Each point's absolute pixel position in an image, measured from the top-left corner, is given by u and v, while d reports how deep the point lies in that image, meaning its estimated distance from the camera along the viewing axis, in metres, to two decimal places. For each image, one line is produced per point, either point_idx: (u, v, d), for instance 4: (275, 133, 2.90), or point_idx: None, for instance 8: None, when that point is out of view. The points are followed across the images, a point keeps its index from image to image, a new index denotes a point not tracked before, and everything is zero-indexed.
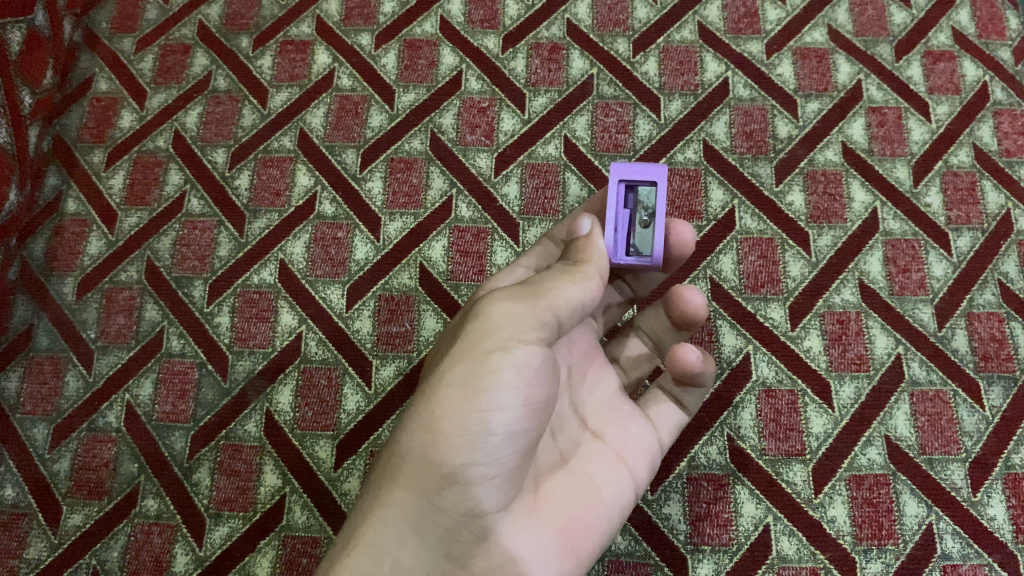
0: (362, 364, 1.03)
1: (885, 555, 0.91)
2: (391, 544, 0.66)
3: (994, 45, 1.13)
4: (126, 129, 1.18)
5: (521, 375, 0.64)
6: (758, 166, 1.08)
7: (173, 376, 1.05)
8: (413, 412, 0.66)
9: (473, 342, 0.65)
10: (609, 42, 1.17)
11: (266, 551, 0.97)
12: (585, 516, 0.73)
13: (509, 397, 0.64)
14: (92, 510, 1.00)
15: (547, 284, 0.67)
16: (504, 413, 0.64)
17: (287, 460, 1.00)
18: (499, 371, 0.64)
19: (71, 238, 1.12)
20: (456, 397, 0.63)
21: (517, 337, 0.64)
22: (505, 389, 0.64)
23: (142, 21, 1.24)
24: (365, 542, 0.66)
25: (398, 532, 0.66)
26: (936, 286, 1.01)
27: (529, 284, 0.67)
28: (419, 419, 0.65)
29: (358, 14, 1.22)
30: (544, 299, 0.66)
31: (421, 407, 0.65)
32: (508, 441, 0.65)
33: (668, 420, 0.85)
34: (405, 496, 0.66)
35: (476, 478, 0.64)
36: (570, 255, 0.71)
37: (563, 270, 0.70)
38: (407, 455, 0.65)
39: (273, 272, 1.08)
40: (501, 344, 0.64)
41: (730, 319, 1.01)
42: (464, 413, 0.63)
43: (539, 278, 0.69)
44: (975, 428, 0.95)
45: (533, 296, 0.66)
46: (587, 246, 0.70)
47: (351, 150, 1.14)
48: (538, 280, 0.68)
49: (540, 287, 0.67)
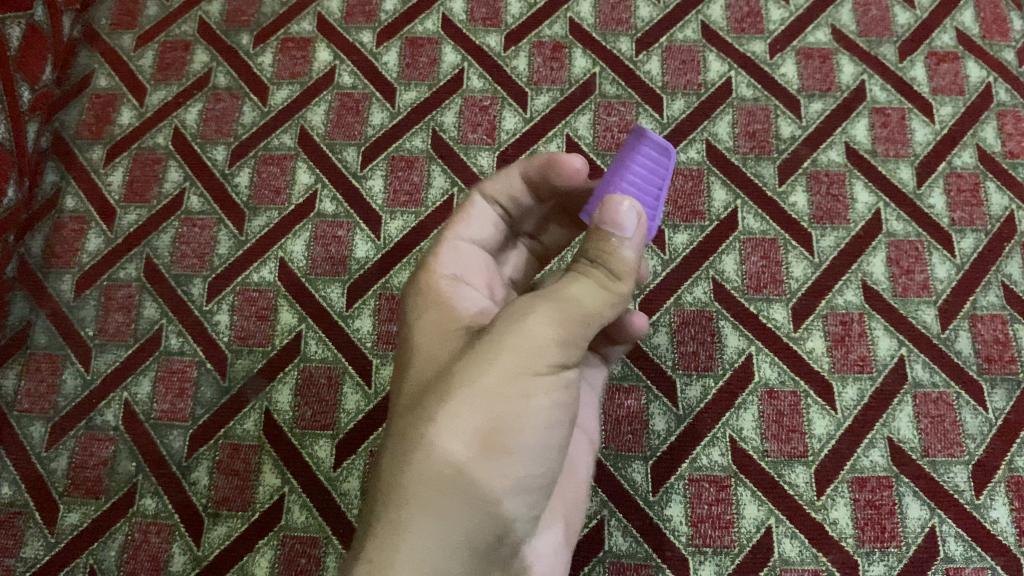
0: (362, 363, 1.02)
1: (887, 558, 0.91)
2: (430, 561, 0.56)
3: (998, 46, 1.12)
4: (125, 126, 1.18)
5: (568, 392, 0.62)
6: (761, 166, 1.07)
7: (171, 375, 1.04)
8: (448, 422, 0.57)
9: (527, 356, 0.58)
10: (612, 41, 1.16)
11: (264, 551, 0.96)
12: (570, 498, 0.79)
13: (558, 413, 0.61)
14: (89, 509, 1.00)
15: (592, 304, 0.61)
16: (555, 423, 0.61)
17: (286, 460, 0.99)
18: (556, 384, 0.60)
19: (70, 235, 1.12)
20: (507, 410, 0.58)
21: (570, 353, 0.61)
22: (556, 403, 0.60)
23: (142, 17, 1.24)
24: (400, 560, 0.55)
25: (438, 557, 0.56)
26: (939, 287, 1.01)
27: (562, 292, 0.61)
28: (462, 432, 0.57)
29: (359, 12, 1.21)
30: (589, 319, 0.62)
31: (463, 420, 0.57)
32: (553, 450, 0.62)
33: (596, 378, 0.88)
34: (445, 512, 0.56)
35: (525, 487, 0.60)
36: (589, 256, 0.62)
37: (603, 285, 0.62)
38: (450, 471, 0.57)
39: (273, 270, 1.08)
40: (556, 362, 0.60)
41: (732, 320, 1.00)
42: (518, 428, 0.58)
43: (568, 283, 0.62)
44: (978, 430, 0.95)
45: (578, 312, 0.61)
46: (615, 252, 0.61)
47: (351, 148, 1.13)
48: (570, 294, 0.61)
49: (582, 301, 0.61)
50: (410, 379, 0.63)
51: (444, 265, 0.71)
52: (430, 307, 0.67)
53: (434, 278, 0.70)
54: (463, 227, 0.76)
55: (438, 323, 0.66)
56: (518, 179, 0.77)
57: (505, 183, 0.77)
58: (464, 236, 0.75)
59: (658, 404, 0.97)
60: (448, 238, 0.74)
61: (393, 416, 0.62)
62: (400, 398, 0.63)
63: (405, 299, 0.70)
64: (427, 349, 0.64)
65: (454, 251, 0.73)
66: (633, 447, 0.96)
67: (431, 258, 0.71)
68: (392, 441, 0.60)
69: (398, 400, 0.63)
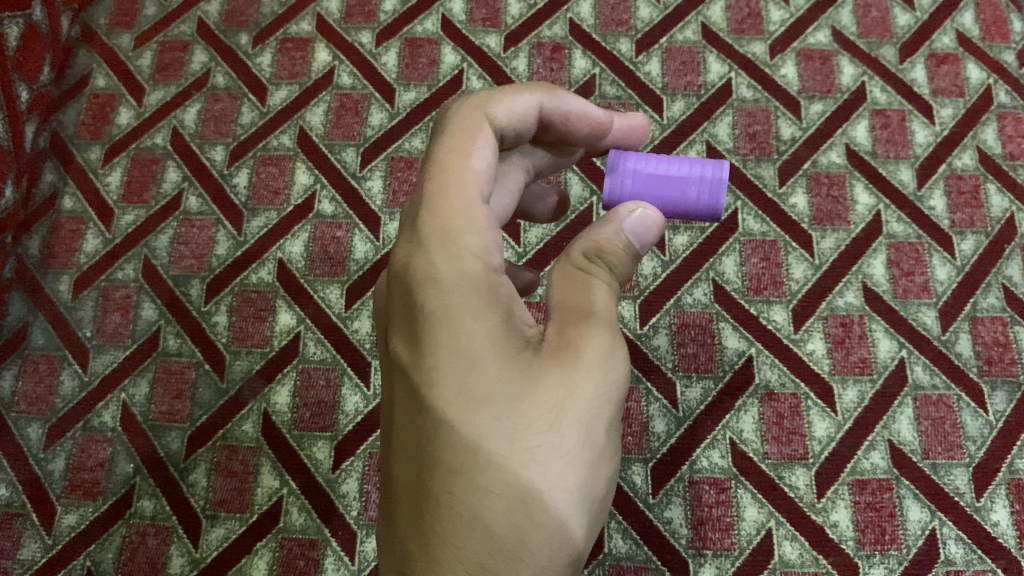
0: (362, 364, 1.02)
1: (888, 560, 0.91)
2: None
3: (998, 48, 1.12)
4: (124, 126, 1.17)
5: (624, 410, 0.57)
6: (761, 167, 1.07)
7: (169, 376, 1.04)
8: (552, 480, 0.48)
9: (612, 371, 0.51)
10: (612, 42, 1.16)
11: (263, 553, 0.96)
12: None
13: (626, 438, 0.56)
14: (86, 510, 0.99)
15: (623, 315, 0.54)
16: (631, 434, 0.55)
17: (285, 462, 0.99)
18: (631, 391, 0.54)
19: (68, 236, 1.11)
20: (606, 452, 0.51)
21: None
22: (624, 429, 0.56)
23: (141, 17, 1.23)
24: None
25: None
26: (940, 289, 1.01)
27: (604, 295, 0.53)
28: (566, 488, 0.49)
29: (358, 12, 1.21)
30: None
31: (563, 474, 0.48)
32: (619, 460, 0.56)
33: None
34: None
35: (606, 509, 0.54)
36: (595, 252, 0.54)
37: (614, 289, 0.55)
38: (560, 532, 0.48)
39: (271, 271, 1.07)
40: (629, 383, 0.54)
41: (733, 322, 1.00)
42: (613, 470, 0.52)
43: (593, 282, 0.54)
44: (978, 433, 0.95)
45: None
46: (613, 245, 0.54)
47: (351, 148, 1.13)
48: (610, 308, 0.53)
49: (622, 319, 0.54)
50: (468, 418, 0.48)
51: (472, 245, 0.51)
52: (469, 301, 0.49)
53: (463, 261, 0.50)
54: (470, 185, 0.53)
55: (496, 338, 0.49)
56: (535, 109, 0.59)
57: (519, 112, 0.58)
58: (471, 196, 0.52)
59: (658, 406, 0.97)
60: (461, 207, 0.52)
61: (456, 471, 0.48)
62: (445, 438, 0.48)
63: (417, 291, 0.50)
64: (478, 372, 0.48)
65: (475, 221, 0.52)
66: (633, 449, 0.95)
67: (451, 235, 0.51)
68: (473, 507, 0.48)
69: (445, 440, 0.48)
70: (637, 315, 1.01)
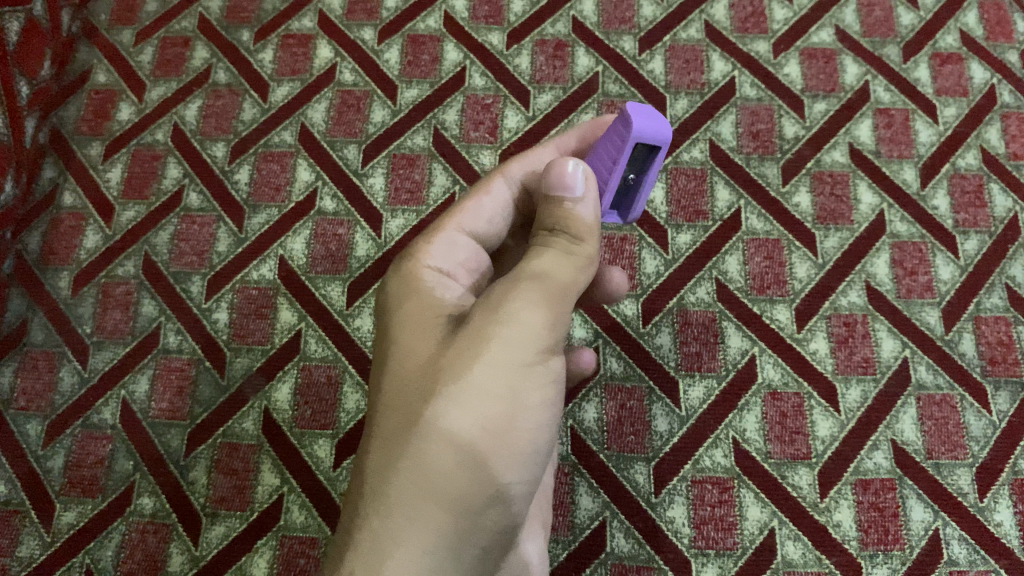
0: (363, 362, 1.02)
1: (890, 560, 0.90)
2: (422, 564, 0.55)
3: (1001, 48, 1.12)
4: (124, 122, 1.17)
5: (556, 388, 0.62)
6: (764, 166, 1.07)
7: (170, 373, 1.04)
8: (443, 424, 0.57)
9: (517, 345, 0.58)
10: (615, 39, 1.16)
11: (263, 551, 0.95)
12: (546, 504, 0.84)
13: (546, 412, 0.61)
14: (86, 508, 0.99)
15: (562, 276, 0.61)
16: (541, 422, 0.60)
17: (285, 460, 0.99)
18: (540, 380, 0.60)
19: (68, 232, 1.11)
20: (498, 414, 0.57)
21: (556, 347, 0.61)
22: (545, 402, 0.61)
23: (142, 12, 1.23)
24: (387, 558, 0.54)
25: (435, 553, 0.56)
26: (944, 289, 1.00)
27: (542, 278, 0.61)
28: (457, 432, 0.57)
29: (360, 9, 1.21)
30: (568, 303, 0.61)
31: (456, 420, 0.57)
32: (543, 451, 0.62)
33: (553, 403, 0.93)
34: (438, 510, 0.56)
35: (514, 488, 0.60)
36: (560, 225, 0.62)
37: (563, 250, 0.62)
38: (445, 472, 0.56)
39: (272, 268, 1.07)
40: (546, 355, 0.60)
41: (736, 321, 1.00)
42: (514, 429, 0.59)
43: (539, 262, 0.61)
44: (981, 433, 0.95)
45: (557, 301, 0.60)
46: (573, 218, 0.62)
47: (352, 146, 1.12)
48: (545, 270, 0.61)
49: (558, 284, 0.60)
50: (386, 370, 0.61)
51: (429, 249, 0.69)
52: (408, 284, 0.66)
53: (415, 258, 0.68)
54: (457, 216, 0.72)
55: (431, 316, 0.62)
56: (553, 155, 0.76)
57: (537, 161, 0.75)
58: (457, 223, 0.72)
59: (661, 405, 0.97)
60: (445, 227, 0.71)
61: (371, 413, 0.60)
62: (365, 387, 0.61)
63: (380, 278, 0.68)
64: (400, 335, 0.62)
65: (446, 241, 0.70)
66: (635, 448, 0.95)
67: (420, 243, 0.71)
68: (373, 443, 0.58)
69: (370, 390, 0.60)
70: (640, 314, 1.00)
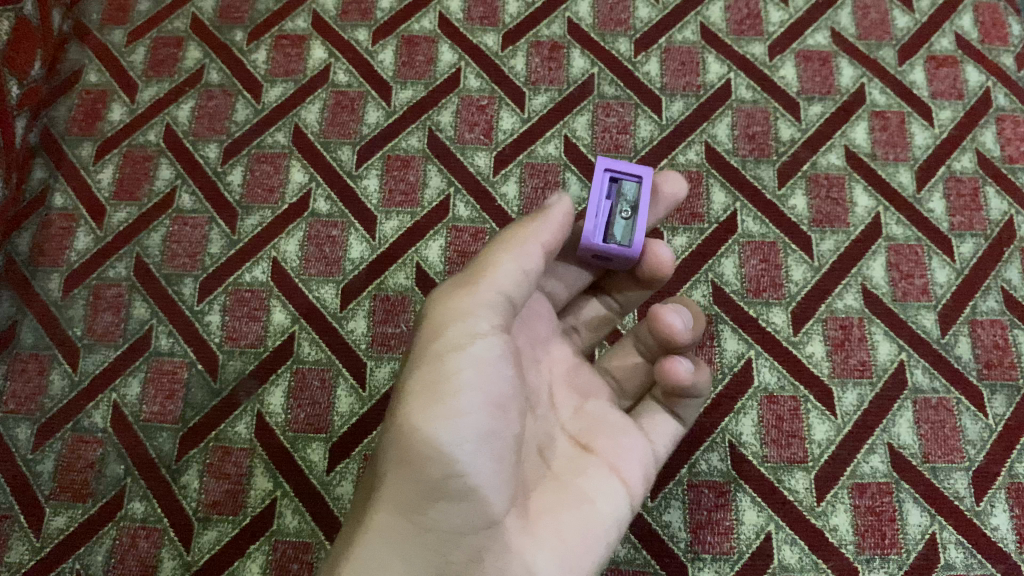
0: (357, 365, 1.01)
1: (888, 565, 0.90)
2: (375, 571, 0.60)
3: (996, 51, 1.12)
4: (115, 123, 1.15)
5: (484, 373, 0.61)
6: (760, 168, 1.07)
7: (161, 376, 1.02)
8: (380, 432, 0.63)
9: (439, 342, 0.62)
10: (610, 41, 1.15)
11: (256, 556, 0.94)
12: (581, 539, 0.65)
13: (472, 402, 0.60)
14: (76, 512, 0.97)
15: (487, 260, 0.64)
16: (470, 418, 0.60)
17: (278, 463, 0.98)
18: (459, 373, 0.60)
19: (58, 234, 1.09)
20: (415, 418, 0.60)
21: (474, 332, 0.62)
22: (470, 391, 0.60)
23: (134, 12, 1.21)
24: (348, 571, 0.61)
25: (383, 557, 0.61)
26: (939, 292, 1.00)
27: (473, 266, 0.65)
28: (390, 435, 0.62)
29: (355, 9, 1.20)
30: (484, 285, 0.62)
31: (390, 423, 0.62)
32: (479, 450, 0.60)
33: (663, 434, 0.76)
34: (386, 517, 0.61)
35: (456, 493, 0.60)
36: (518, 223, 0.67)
37: (506, 235, 0.66)
38: (381, 479, 0.62)
39: (265, 270, 1.06)
40: (458, 342, 0.61)
41: (732, 324, 0.99)
42: (429, 422, 0.60)
43: (483, 252, 0.66)
44: (978, 436, 0.95)
45: (476, 282, 0.63)
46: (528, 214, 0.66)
47: (347, 147, 1.12)
48: (481, 257, 0.65)
49: (480, 267, 0.63)
50: None
51: None
52: None
53: None
54: None
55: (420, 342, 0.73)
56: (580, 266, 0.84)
57: None
58: None
59: None
60: None
61: None
62: None
63: None
64: None
65: None
66: None
67: None
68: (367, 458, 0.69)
69: None
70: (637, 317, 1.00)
